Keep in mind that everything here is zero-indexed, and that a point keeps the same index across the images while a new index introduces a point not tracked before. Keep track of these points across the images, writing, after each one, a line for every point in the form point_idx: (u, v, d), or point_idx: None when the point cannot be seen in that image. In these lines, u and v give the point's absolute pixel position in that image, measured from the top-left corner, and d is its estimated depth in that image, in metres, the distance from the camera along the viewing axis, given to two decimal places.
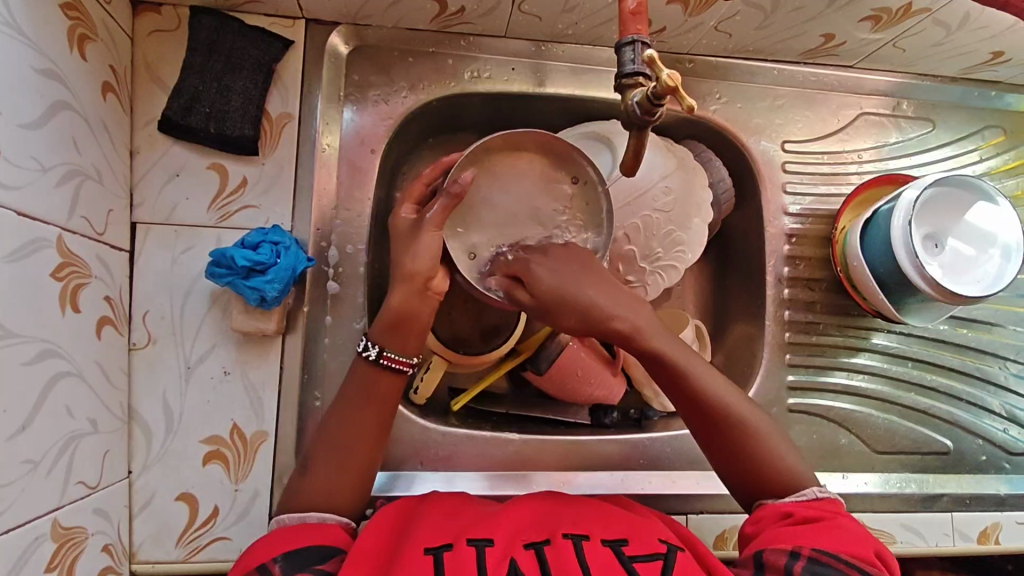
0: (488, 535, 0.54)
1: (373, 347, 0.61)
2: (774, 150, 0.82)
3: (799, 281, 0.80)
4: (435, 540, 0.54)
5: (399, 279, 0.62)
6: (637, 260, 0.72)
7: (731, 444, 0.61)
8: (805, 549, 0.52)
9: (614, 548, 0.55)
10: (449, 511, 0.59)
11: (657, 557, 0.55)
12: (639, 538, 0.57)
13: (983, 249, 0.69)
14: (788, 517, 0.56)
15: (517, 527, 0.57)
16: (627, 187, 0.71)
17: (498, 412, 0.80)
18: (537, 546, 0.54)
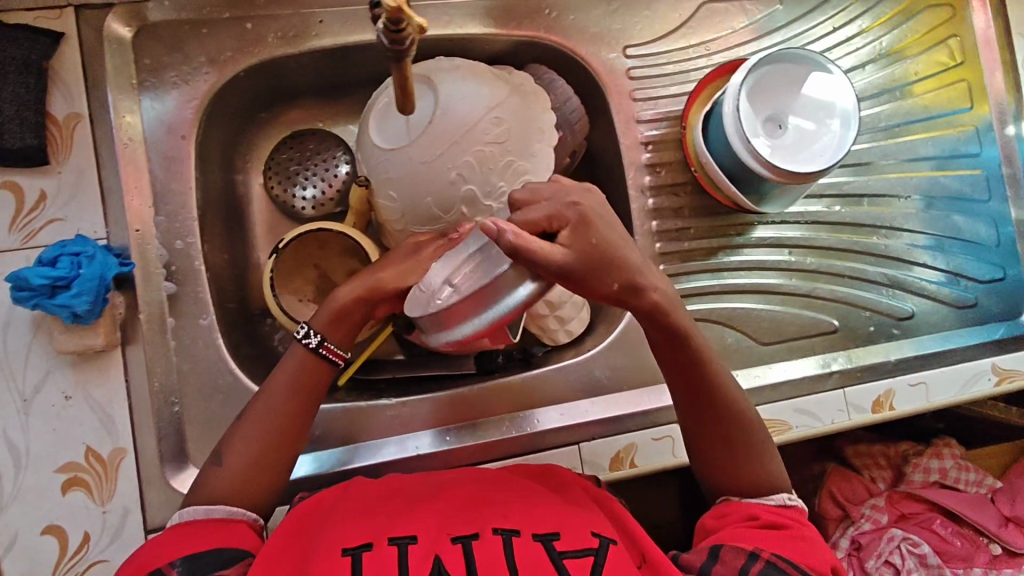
0: (412, 531, 0.55)
1: (314, 336, 0.65)
2: (617, 58, 0.78)
3: (664, 189, 0.78)
4: (356, 538, 0.54)
5: (357, 280, 0.68)
6: (481, 200, 0.69)
7: (717, 424, 0.62)
8: (765, 553, 0.55)
9: (546, 544, 0.55)
10: (366, 504, 0.59)
11: (588, 551, 0.54)
12: (573, 527, 0.57)
13: (822, 122, 0.67)
14: (754, 520, 0.58)
15: (441, 519, 0.57)
16: (454, 125, 0.66)
17: (384, 379, 0.81)
18: (464, 539, 0.54)
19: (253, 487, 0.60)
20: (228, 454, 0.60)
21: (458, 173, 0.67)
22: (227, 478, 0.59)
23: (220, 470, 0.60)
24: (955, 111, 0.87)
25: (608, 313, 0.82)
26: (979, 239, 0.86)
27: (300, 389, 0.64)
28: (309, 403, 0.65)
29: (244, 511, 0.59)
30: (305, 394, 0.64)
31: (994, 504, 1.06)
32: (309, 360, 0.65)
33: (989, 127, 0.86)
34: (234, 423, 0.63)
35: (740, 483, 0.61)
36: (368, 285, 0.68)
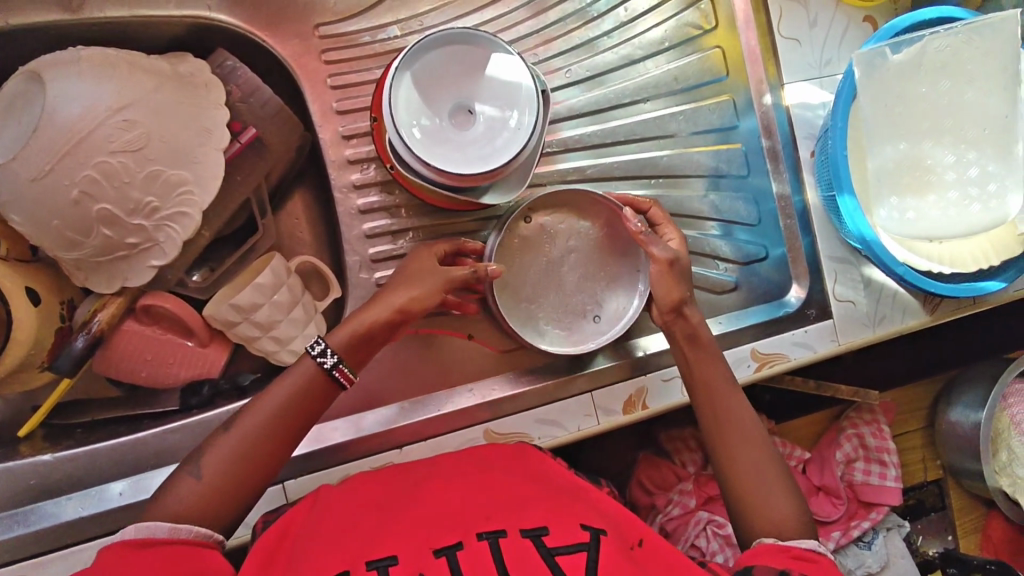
0: (393, 551, 0.52)
1: (331, 355, 0.59)
2: (306, 40, 0.68)
3: (373, 186, 0.69)
4: (332, 568, 0.51)
5: (379, 301, 0.62)
6: (125, 218, 0.59)
7: (746, 433, 0.64)
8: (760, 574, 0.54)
9: (534, 540, 0.54)
10: (351, 517, 0.58)
11: (580, 546, 0.53)
12: (561, 522, 0.56)
13: (503, 112, 0.59)
14: (785, 551, 0.56)
15: (421, 531, 0.55)
16: (62, 133, 0.56)
17: (83, 422, 0.70)
18: (449, 550, 0.52)
19: (220, 501, 0.54)
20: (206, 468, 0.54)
21: (81, 190, 0.57)
22: (194, 493, 0.53)
23: (197, 483, 0.54)
24: (709, 79, 0.81)
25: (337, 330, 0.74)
26: (740, 218, 0.82)
27: (303, 403, 0.58)
28: (302, 429, 0.59)
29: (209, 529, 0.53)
30: (284, 424, 0.57)
31: (805, 475, 1.04)
32: (320, 382, 0.59)
33: (747, 99, 0.80)
34: (215, 434, 0.57)
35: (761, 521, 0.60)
36: (394, 309, 0.61)
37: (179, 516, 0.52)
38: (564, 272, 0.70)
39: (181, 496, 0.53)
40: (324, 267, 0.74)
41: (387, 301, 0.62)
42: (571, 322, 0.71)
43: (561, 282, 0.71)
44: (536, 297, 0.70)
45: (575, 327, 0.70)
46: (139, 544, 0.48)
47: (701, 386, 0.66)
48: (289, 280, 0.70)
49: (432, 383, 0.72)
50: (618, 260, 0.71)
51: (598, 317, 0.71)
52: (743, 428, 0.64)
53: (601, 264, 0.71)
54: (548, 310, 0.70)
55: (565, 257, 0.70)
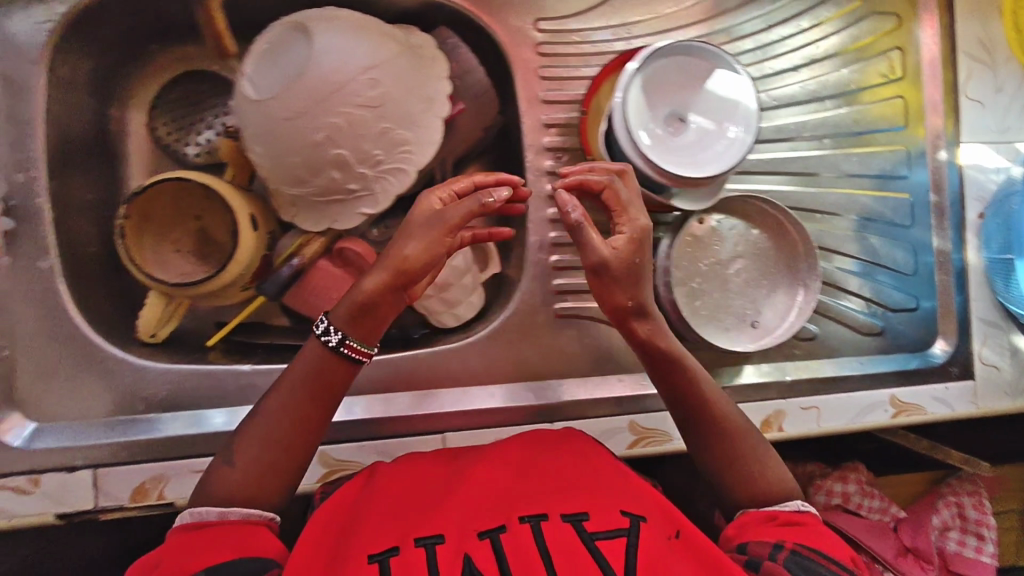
0: (439, 529, 0.52)
1: (336, 332, 0.55)
2: (526, 32, 0.72)
3: (563, 175, 0.73)
4: (381, 543, 0.51)
5: (386, 264, 0.55)
6: (352, 166, 0.64)
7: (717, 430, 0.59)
8: (788, 542, 0.53)
9: (575, 525, 0.52)
10: (392, 493, 0.57)
11: (619, 532, 0.52)
12: (602, 508, 0.54)
13: (720, 125, 0.62)
14: (773, 518, 0.56)
15: (465, 513, 0.54)
16: (320, 82, 0.60)
17: (261, 344, 0.77)
18: (492, 533, 0.52)
19: (269, 482, 0.54)
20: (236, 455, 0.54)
21: (326, 135, 0.61)
22: (232, 479, 0.53)
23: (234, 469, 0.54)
24: (885, 127, 0.83)
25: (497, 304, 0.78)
26: (896, 266, 0.83)
27: (318, 380, 0.56)
28: (327, 408, 0.57)
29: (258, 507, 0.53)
30: (323, 390, 0.56)
31: (896, 533, 1.01)
32: (332, 360, 0.56)
33: (921, 150, 0.82)
34: (250, 416, 0.56)
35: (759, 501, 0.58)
36: (396, 267, 0.55)
37: (233, 493, 0.53)
38: (730, 274, 0.73)
39: (223, 483, 0.53)
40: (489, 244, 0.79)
41: (389, 260, 0.55)
42: (729, 324, 0.73)
43: (725, 283, 0.73)
44: (700, 293, 0.72)
45: (733, 329, 0.73)
46: (193, 526, 0.51)
47: (678, 387, 0.59)
48: (465, 248, 0.74)
49: (584, 367, 0.74)
50: (781, 272, 0.74)
51: (757, 324, 0.73)
52: (733, 427, 0.60)
53: (767, 273, 0.74)
54: (708, 307, 0.73)
55: (732, 260, 0.73)
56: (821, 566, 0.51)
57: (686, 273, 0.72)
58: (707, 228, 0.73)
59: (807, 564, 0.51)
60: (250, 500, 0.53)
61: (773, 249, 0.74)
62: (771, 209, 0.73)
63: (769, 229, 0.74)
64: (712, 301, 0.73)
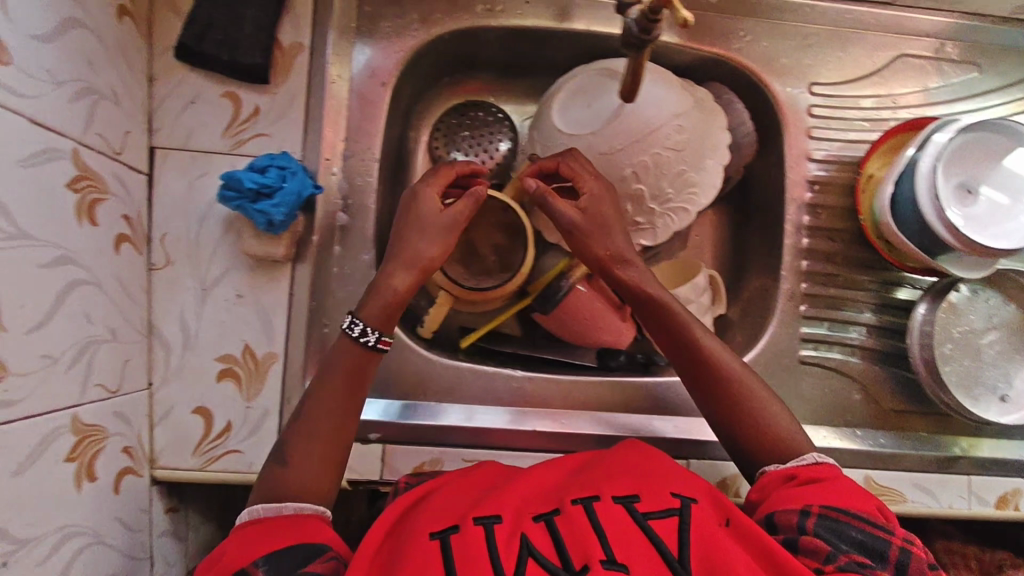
0: (496, 510, 0.54)
1: (371, 331, 0.60)
2: (802, 94, 0.77)
3: (819, 231, 0.78)
4: (442, 523, 0.53)
5: (399, 262, 0.63)
6: (647, 201, 0.71)
7: (733, 399, 0.62)
8: (815, 506, 0.54)
9: (626, 506, 0.54)
10: (464, 489, 0.59)
11: (671, 511, 0.53)
12: (652, 491, 0.56)
13: (1017, 200, 0.66)
14: (792, 479, 0.58)
15: (521, 498, 0.56)
16: (639, 124, 0.68)
17: (505, 351, 0.82)
18: (547, 516, 0.53)
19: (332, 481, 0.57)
20: (290, 454, 0.57)
21: (633, 171, 0.69)
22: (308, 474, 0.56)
23: (283, 470, 0.56)
24: None
25: (731, 343, 0.82)
26: None
27: (351, 377, 0.60)
28: (358, 397, 0.60)
29: (312, 503, 0.55)
30: (347, 389, 0.60)
31: None
32: (362, 355, 0.61)
33: None
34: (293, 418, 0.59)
35: (793, 469, 0.58)
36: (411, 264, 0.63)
37: (302, 487, 0.55)
38: (983, 343, 0.75)
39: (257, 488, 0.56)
40: (720, 283, 0.82)
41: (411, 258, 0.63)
42: (980, 393, 0.74)
43: (978, 353, 0.75)
44: (952, 358, 0.74)
45: (984, 398, 0.74)
46: (249, 523, 0.53)
47: (674, 336, 0.64)
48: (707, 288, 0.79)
49: (822, 416, 0.76)
50: None
51: (1008, 397, 0.74)
52: (746, 384, 0.63)
53: (1018, 348, 0.76)
54: (958, 374, 0.74)
55: (986, 331, 0.75)
56: (851, 526, 0.52)
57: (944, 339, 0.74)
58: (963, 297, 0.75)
59: (837, 529, 0.52)
60: (307, 496, 0.56)
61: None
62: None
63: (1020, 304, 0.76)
64: (964, 368, 0.74)
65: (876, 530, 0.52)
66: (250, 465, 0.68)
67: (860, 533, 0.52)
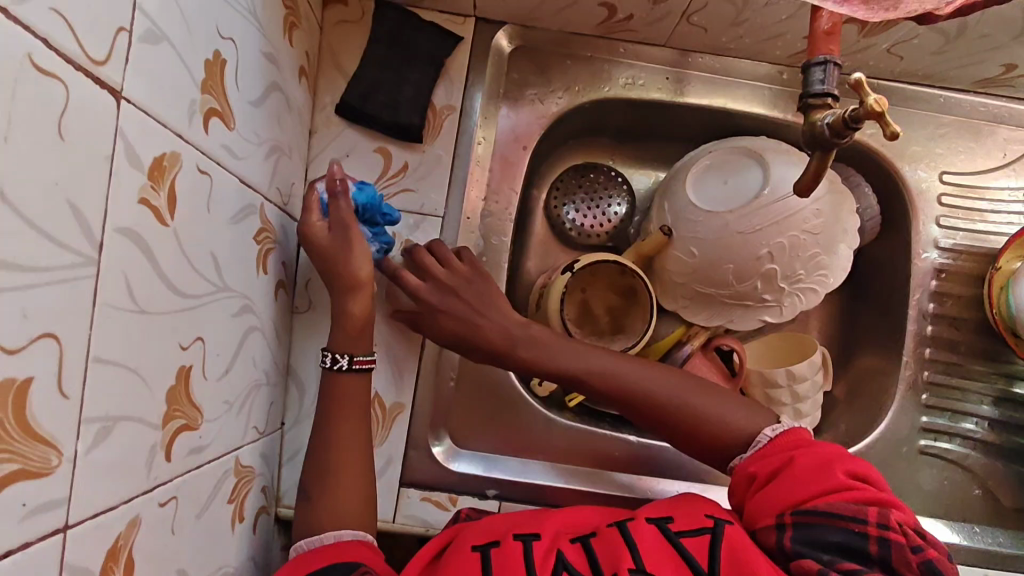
0: (535, 530, 0.55)
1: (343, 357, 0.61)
2: (931, 182, 0.78)
3: (943, 319, 0.77)
4: (484, 538, 0.55)
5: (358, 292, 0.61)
6: (778, 280, 0.71)
7: (668, 408, 0.63)
8: (787, 516, 0.52)
9: (660, 525, 0.54)
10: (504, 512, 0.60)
11: (704, 531, 0.53)
12: (685, 513, 0.56)
13: None
14: (755, 481, 0.57)
15: (564, 522, 0.57)
16: (777, 207, 0.68)
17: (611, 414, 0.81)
18: (583, 539, 0.54)
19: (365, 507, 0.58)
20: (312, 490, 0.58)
21: (769, 252, 0.69)
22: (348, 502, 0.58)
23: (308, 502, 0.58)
24: None
25: (839, 423, 0.80)
26: None
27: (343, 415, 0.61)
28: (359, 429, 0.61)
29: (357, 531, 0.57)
30: (357, 427, 0.60)
31: None
32: (346, 385, 0.61)
33: None
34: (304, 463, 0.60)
35: (763, 451, 0.59)
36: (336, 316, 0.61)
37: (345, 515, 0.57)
38: None
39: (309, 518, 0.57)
40: (830, 360, 0.81)
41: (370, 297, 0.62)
42: None
43: None
44: None
45: None
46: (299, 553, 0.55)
47: (590, 372, 0.64)
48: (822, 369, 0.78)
49: (938, 508, 0.75)
50: None
51: None
52: (639, 391, 0.64)
53: None
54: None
55: None
56: (827, 528, 0.50)
57: None
58: None
59: (811, 536, 0.50)
60: (351, 523, 0.57)
61: None
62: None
63: None
64: None
65: (846, 522, 0.50)
66: None
67: (836, 530, 0.50)
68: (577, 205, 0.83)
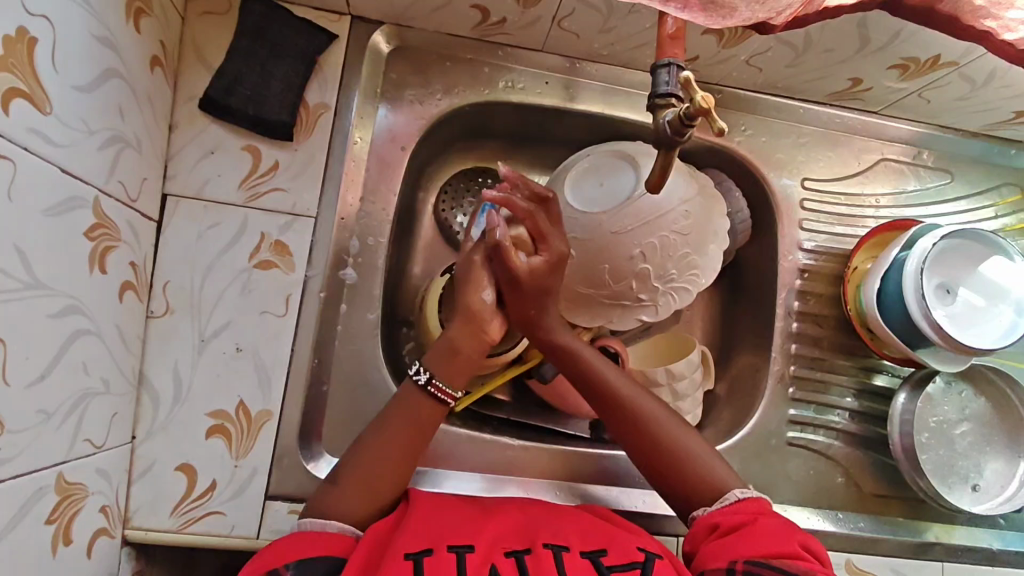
0: (470, 541, 0.55)
1: (424, 373, 0.64)
2: (795, 187, 0.82)
3: (807, 317, 0.81)
4: (415, 544, 0.54)
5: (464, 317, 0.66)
6: (651, 279, 0.73)
7: (650, 431, 0.66)
8: (739, 562, 0.56)
9: (591, 559, 0.55)
10: (451, 506, 0.61)
11: (635, 564, 0.55)
12: (617, 545, 0.58)
13: (993, 302, 0.72)
14: (717, 530, 0.60)
15: (497, 535, 0.57)
16: (647, 208, 0.70)
17: (498, 417, 0.81)
18: (518, 555, 0.55)
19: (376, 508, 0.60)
20: (342, 478, 0.60)
21: (641, 251, 0.71)
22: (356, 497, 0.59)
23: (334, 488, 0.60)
24: None
25: (718, 419, 0.83)
26: None
27: (403, 426, 0.62)
28: (408, 442, 0.62)
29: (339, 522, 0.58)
30: (406, 433, 0.62)
31: None
32: (419, 400, 0.64)
33: None
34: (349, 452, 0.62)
35: (725, 509, 0.62)
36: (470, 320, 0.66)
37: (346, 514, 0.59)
38: (957, 434, 0.78)
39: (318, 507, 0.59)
40: (711, 360, 0.83)
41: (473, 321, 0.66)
42: (953, 480, 0.76)
43: (951, 443, 0.77)
44: (927, 447, 0.76)
45: (957, 487, 0.76)
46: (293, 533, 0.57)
47: (583, 370, 0.68)
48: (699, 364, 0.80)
49: (807, 497, 0.78)
50: (1005, 438, 0.79)
51: (978, 487, 0.77)
52: (634, 403, 0.67)
53: (990, 440, 0.79)
54: (935, 462, 0.76)
55: (960, 421, 0.78)
56: None
57: (922, 426, 0.76)
58: (941, 388, 0.78)
59: None
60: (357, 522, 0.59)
61: (1000, 417, 0.80)
62: (999, 379, 0.80)
63: (988, 396, 0.80)
64: (935, 451, 0.76)
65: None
66: (232, 529, 0.63)
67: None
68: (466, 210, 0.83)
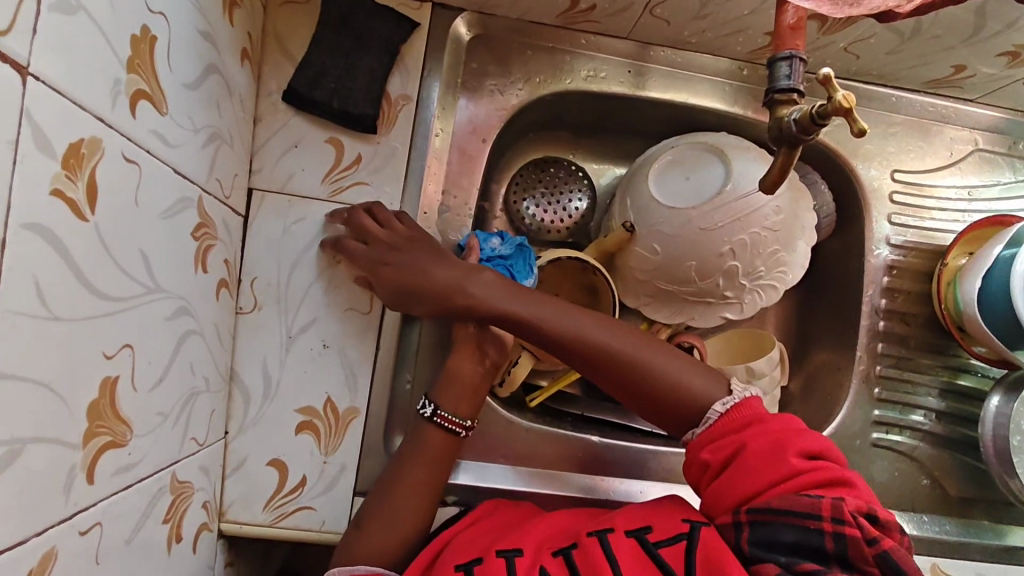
0: (518, 543, 0.55)
1: (430, 405, 0.63)
2: (883, 179, 0.79)
3: (894, 315, 0.79)
4: (468, 554, 0.55)
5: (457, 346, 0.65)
6: (738, 277, 0.71)
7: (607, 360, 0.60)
8: (742, 513, 0.52)
9: (639, 538, 0.54)
10: (508, 516, 0.61)
11: (681, 537, 0.53)
12: (663, 518, 0.56)
13: None
14: (708, 466, 0.57)
15: (547, 536, 0.57)
16: (740, 204, 0.68)
17: (573, 413, 0.80)
18: (565, 550, 0.54)
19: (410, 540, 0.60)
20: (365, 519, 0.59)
21: (731, 248, 0.69)
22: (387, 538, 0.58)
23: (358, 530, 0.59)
24: None
25: (794, 417, 0.81)
26: None
27: (417, 462, 0.61)
28: (432, 471, 0.61)
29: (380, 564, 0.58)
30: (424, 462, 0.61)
31: None
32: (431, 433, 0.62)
33: None
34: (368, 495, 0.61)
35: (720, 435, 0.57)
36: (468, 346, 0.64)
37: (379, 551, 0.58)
38: None
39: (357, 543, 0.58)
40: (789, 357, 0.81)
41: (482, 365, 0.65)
42: None
43: None
44: (1021, 450, 0.73)
45: None
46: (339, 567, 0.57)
47: (520, 323, 0.60)
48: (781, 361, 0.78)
49: (888, 497, 0.76)
50: None
51: None
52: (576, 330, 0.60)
53: None
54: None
55: None
56: (782, 529, 0.50)
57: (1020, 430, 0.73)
58: None
59: (766, 537, 0.50)
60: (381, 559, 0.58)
61: None
62: None
63: None
64: None
65: (796, 519, 0.49)
66: (323, 524, 0.64)
67: (790, 531, 0.49)
68: (537, 199, 0.81)
